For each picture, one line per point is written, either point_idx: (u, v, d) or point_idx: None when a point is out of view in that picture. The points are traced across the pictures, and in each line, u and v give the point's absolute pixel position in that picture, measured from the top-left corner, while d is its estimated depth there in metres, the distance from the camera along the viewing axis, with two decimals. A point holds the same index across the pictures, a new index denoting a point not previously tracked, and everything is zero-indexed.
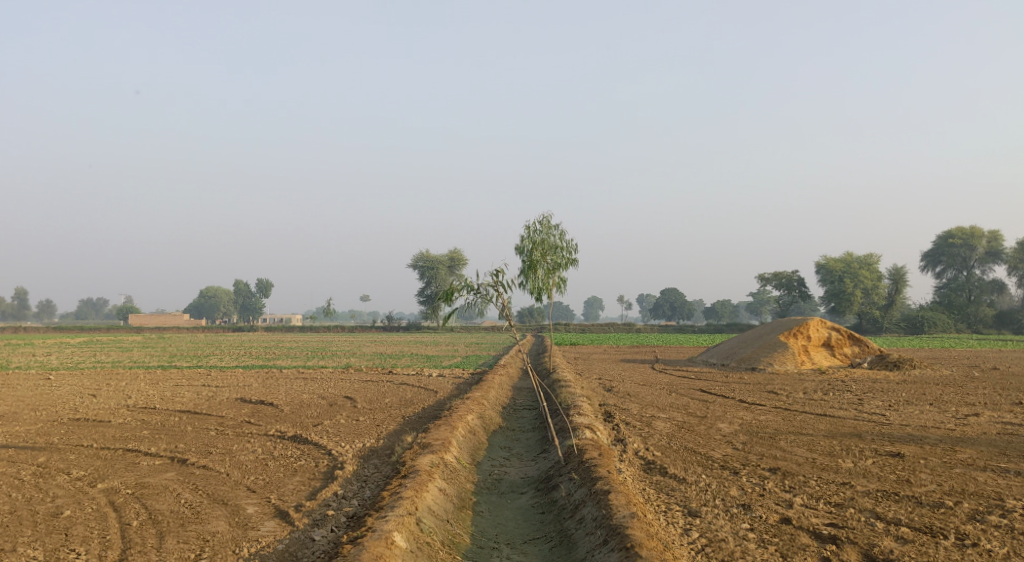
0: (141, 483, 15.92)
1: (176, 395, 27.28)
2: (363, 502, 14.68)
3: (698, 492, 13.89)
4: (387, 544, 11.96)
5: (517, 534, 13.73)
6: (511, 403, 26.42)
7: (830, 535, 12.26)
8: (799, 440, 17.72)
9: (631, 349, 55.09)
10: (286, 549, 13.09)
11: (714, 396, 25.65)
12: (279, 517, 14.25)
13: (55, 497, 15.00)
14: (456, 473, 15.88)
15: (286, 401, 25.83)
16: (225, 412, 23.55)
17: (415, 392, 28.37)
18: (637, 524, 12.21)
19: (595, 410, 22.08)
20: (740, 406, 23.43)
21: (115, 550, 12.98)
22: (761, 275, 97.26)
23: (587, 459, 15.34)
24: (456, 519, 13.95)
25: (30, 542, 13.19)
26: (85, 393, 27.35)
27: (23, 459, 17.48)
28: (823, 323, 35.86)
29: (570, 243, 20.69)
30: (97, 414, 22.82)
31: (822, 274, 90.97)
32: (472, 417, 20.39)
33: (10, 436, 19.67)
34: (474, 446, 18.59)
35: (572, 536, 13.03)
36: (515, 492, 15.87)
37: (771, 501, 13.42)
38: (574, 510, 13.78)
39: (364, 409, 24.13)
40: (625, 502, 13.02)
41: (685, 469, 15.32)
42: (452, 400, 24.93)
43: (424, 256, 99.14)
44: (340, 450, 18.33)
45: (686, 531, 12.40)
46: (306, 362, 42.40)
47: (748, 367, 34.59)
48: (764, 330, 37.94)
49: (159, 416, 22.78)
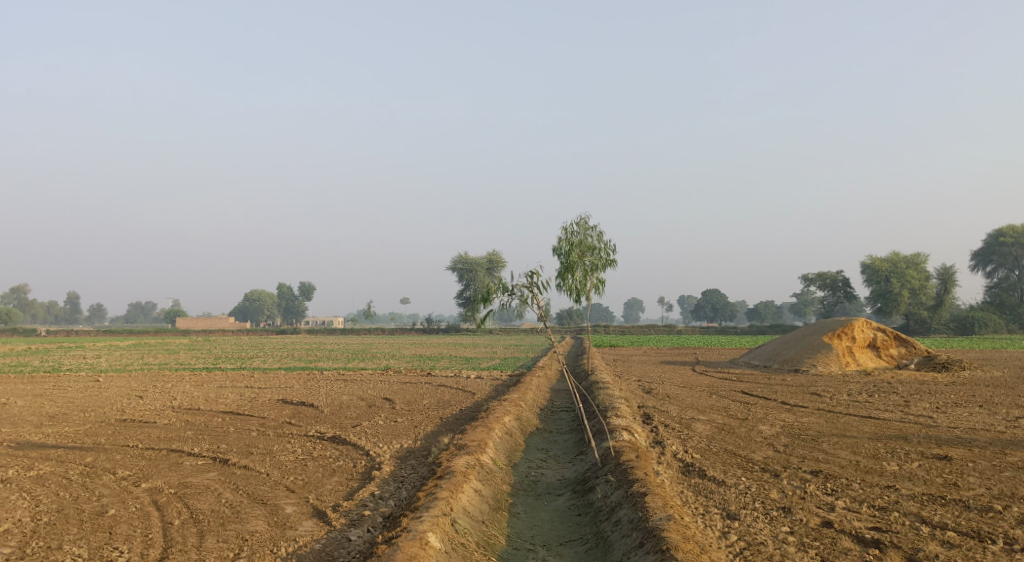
0: (184, 482, 16.07)
1: (220, 396, 27.56)
2: (400, 503, 14.65)
3: (737, 494, 13.65)
4: (421, 544, 11.91)
5: (553, 536, 13.61)
6: (550, 404, 26.31)
7: (873, 539, 11.96)
8: (842, 442, 17.35)
9: (672, 351, 54.62)
10: (323, 549, 13.09)
11: (755, 397, 25.33)
12: (317, 517, 14.29)
13: (100, 496, 15.19)
14: (493, 474, 15.80)
15: (327, 402, 25.97)
16: (267, 413, 23.73)
17: (453, 394, 28.38)
18: (674, 526, 12.02)
19: (634, 412, 21.89)
20: (783, 408, 23.06)
21: (157, 548, 13.09)
22: (805, 275, 96.08)
23: (624, 460, 15.19)
24: (492, 520, 13.86)
25: (75, 539, 13.34)
26: (132, 395, 27.78)
27: (71, 459, 17.74)
28: (868, 324, 35.19)
29: (608, 243, 20.45)
30: (143, 415, 23.13)
31: (868, 274, 89.58)
32: (510, 419, 20.34)
33: (58, 436, 19.98)
34: (512, 447, 18.52)
35: (608, 538, 12.87)
36: (552, 494, 15.75)
37: (813, 504, 13.14)
38: (610, 512, 13.62)
39: (403, 410, 24.17)
40: (662, 504, 12.83)
41: (724, 472, 15.06)
42: (491, 401, 24.89)
43: (462, 258, 99.34)
44: (378, 451, 18.36)
45: (725, 534, 12.18)
46: (347, 364, 42.71)
47: (791, 368, 34.09)
48: (807, 331, 37.39)
49: (203, 416, 23.04)
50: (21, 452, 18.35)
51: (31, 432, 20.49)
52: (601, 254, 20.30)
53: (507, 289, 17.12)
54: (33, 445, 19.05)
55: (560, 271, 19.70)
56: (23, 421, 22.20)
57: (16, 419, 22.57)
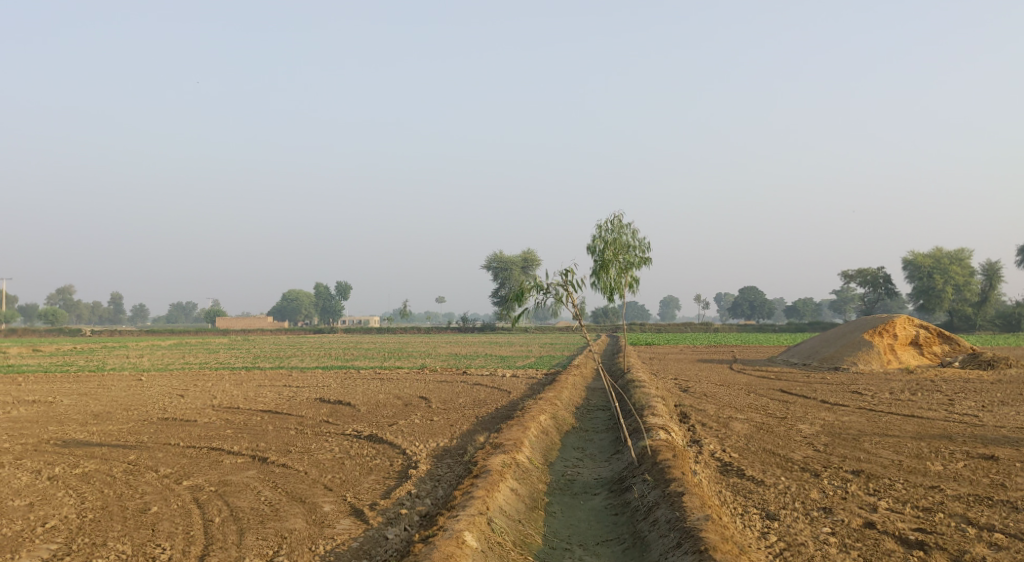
0: (224, 480, 16.20)
1: (259, 395, 27.75)
2: (436, 502, 14.64)
3: (776, 494, 13.46)
4: (457, 543, 11.87)
5: (590, 535, 13.51)
6: (585, 403, 26.20)
7: (917, 541, 11.72)
8: (884, 441, 17.06)
9: (710, 349, 54.08)
10: (361, 547, 13.12)
11: (794, 396, 25.01)
12: (354, 515, 14.33)
13: (143, 494, 15.37)
14: (528, 473, 15.75)
15: (363, 401, 26.08)
16: (305, 412, 23.86)
17: (489, 393, 28.34)
18: (712, 526, 11.87)
19: (670, 411, 21.70)
20: (823, 406, 22.75)
21: (198, 545, 13.21)
22: (845, 272, 94.86)
23: (661, 460, 15.04)
24: (528, 519, 13.80)
25: (120, 536, 13.50)
26: (174, 394, 28.13)
27: (115, 457, 17.99)
28: (910, 321, 34.60)
29: (643, 241, 20.30)
30: (185, 414, 23.39)
31: (910, 270, 88.18)
32: (545, 418, 20.26)
33: (103, 435, 20.25)
34: (547, 446, 18.45)
35: (645, 538, 12.76)
36: (588, 493, 15.65)
37: (854, 505, 12.91)
38: (647, 512, 13.50)
39: (439, 409, 24.19)
40: (700, 504, 12.68)
41: (763, 471, 14.86)
42: (526, 400, 24.86)
43: (497, 256, 99.14)
44: (414, 449, 18.39)
45: (764, 535, 12.00)
46: (383, 363, 42.99)
47: (831, 366, 33.63)
48: (847, 328, 36.87)
49: (242, 415, 23.24)
50: (67, 450, 18.64)
51: (76, 431, 20.79)
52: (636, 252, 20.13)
53: (541, 288, 17.05)
54: (78, 443, 19.34)
55: (595, 269, 19.53)
56: (68, 420, 22.54)
57: (62, 418, 22.91)
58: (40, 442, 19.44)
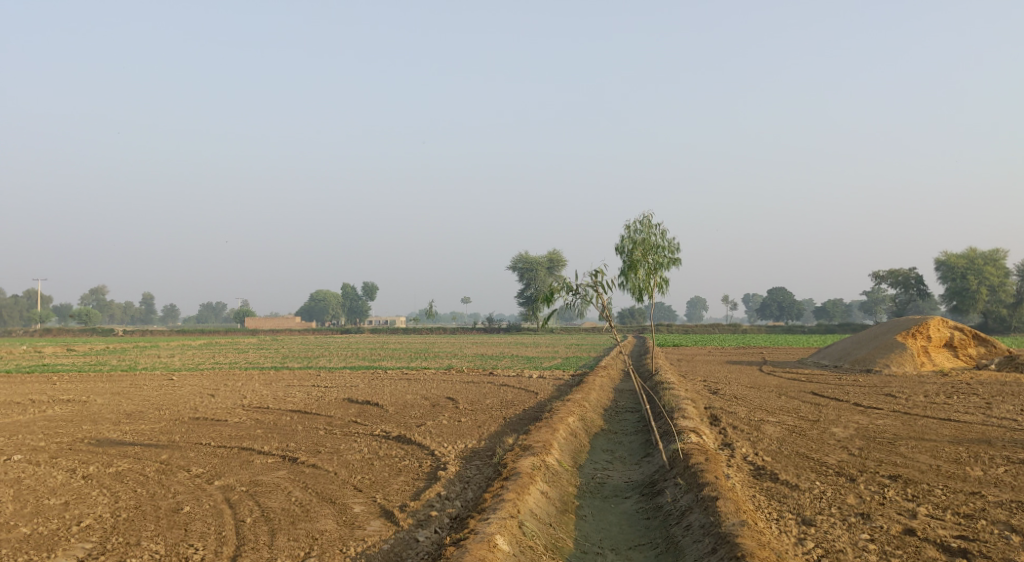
0: (255, 480, 16.24)
1: (288, 395, 27.87)
2: (466, 504, 14.59)
3: (812, 499, 13.25)
4: (489, 547, 11.79)
5: (622, 540, 13.37)
6: (614, 404, 26.06)
7: (959, 548, 11.48)
8: (921, 445, 16.78)
9: (738, 350, 53.61)
10: (392, 549, 13.07)
11: (827, 398, 24.68)
12: (384, 517, 14.29)
13: (176, 493, 15.45)
14: (558, 475, 15.64)
15: (391, 401, 26.09)
16: (333, 412, 23.92)
17: (516, 394, 28.28)
18: (748, 532, 11.70)
19: (701, 413, 21.50)
20: (856, 409, 22.40)
21: (230, 546, 13.23)
22: (876, 272, 93.80)
23: (693, 463, 14.86)
24: (559, 523, 13.67)
25: (153, 536, 13.55)
26: (205, 393, 28.35)
27: (148, 456, 18.09)
28: (945, 323, 34.01)
29: (673, 241, 20.07)
30: (216, 413, 23.54)
31: (943, 270, 86.88)
32: (574, 419, 20.17)
33: (135, 434, 20.43)
34: (576, 448, 18.35)
35: (679, 543, 12.61)
36: (619, 497, 15.51)
37: (892, 511, 12.68)
38: (680, 517, 13.35)
39: (466, 410, 24.16)
40: (735, 509, 12.50)
41: (798, 476, 14.64)
42: (554, 401, 24.78)
43: (522, 257, 99.20)
44: (443, 451, 18.34)
45: (801, 541, 11.81)
46: (410, 363, 43.05)
47: (863, 368, 33.26)
48: (879, 330, 36.39)
49: (272, 415, 23.33)
50: (101, 449, 18.76)
51: (109, 430, 20.95)
52: (665, 252, 19.93)
53: (570, 288, 16.84)
54: (111, 443, 19.46)
55: (624, 269, 19.37)
56: (102, 419, 22.75)
57: (95, 416, 23.19)
58: (74, 441, 19.62)
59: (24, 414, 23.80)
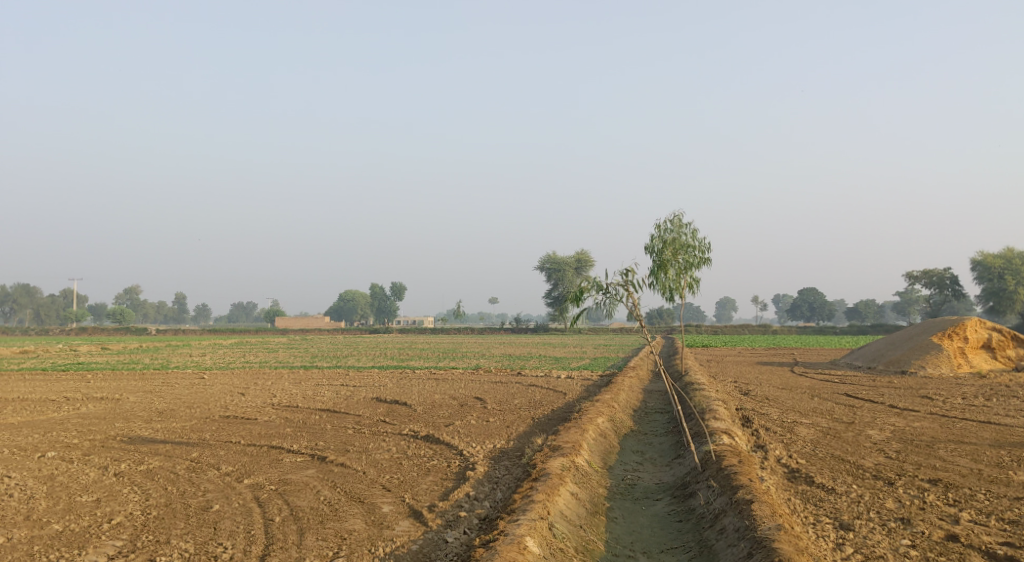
0: (284, 479, 16.18)
1: (317, 394, 27.84)
2: (495, 505, 14.45)
3: (849, 503, 12.95)
4: (519, 549, 11.61)
5: (654, 542, 13.16)
6: (643, 405, 25.77)
7: (1005, 556, 11.16)
8: (960, 449, 16.38)
9: (769, 351, 52.99)
10: (421, 550, 12.95)
11: (862, 400, 24.25)
12: (413, 517, 14.16)
13: (205, 491, 15.43)
14: (588, 477, 15.43)
15: (419, 400, 25.97)
16: (362, 411, 23.86)
17: (545, 394, 28.08)
18: (785, 536, 11.44)
19: (733, 415, 21.20)
20: (892, 411, 21.97)
21: (258, 545, 13.15)
22: (910, 272, 92.50)
23: (726, 465, 14.61)
24: (589, 524, 13.47)
25: (182, 534, 13.51)
26: (235, 391, 28.41)
27: (179, 454, 18.11)
28: (982, 323, 33.39)
29: (704, 241, 19.74)
30: (246, 412, 23.54)
31: (979, 270, 85.41)
32: (603, 419, 19.96)
33: (166, 431, 20.49)
34: (606, 449, 18.14)
35: (712, 547, 12.37)
36: (650, 499, 15.28)
37: (934, 516, 12.36)
38: (713, 519, 13.12)
39: (495, 410, 23.99)
40: (771, 512, 12.24)
41: (834, 479, 14.33)
42: (583, 402, 24.55)
43: (550, 257, 98.77)
44: (471, 451, 18.19)
45: (840, 546, 11.53)
46: (439, 363, 42.95)
47: (898, 369, 32.69)
48: (915, 330, 35.77)
49: (301, 414, 23.29)
50: (133, 447, 18.81)
51: (141, 428, 21.01)
52: (696, 252, 19.61)
53: (599, 286, 16.58)
54: (143, 441, 19.51)
55: (654, 269, 19.09)
56: (134, 417, 22.81)
57: (127, 414, 23.26)
58: (107, 439, 19.71)
59: (58, 412, 23.95)
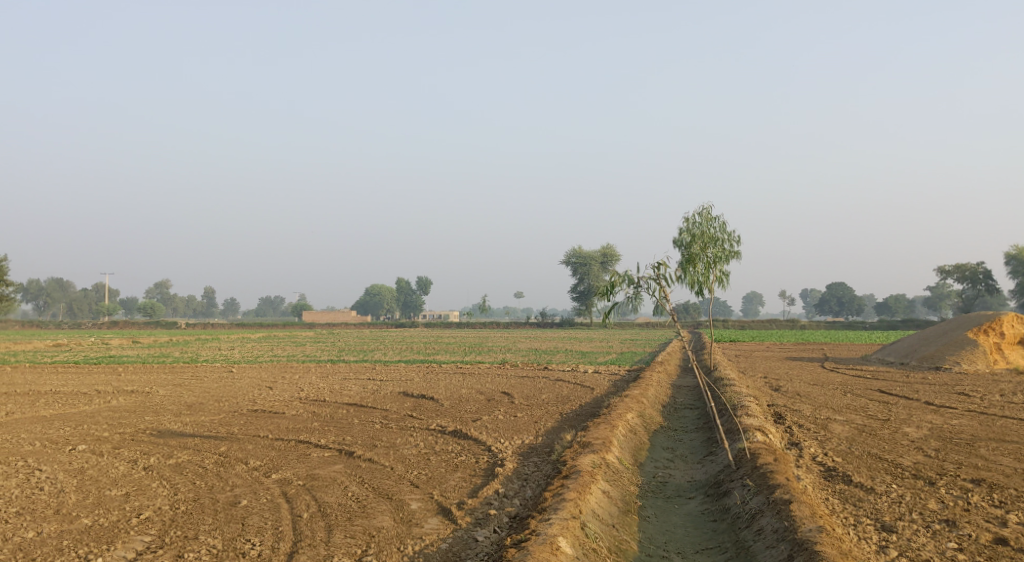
0: (312, 474, 16.08)
1: (344, 388, 27.81)
2: (525, 502, 14.24)
3: (890, 503, 12.62)
4: (552, 550, 11.40)
5: (688, 543, 12.89)
6: (671, 401, 25.48)
7: None
8: (1002, 448, 15.96)
9: (798, 347, 52.46)
10: (450, 549, 12.77)
11: (896, 397, 23.75)
12: (441, 514, 13.98)
13: (234, 486, 15.34)
14: (619, 474, 15.16)
15: (446, 395, 25.82)
16: (389, 405, 23.79)
17: (572, 389, 27.78)
18: (827, 538, 11.16)
19: (765, 411, 20.84)
20: (929, 408, 21.46)
21: (287, 541, 13.03)
22: (941, 268, 91.25)
23: (761, 464, 14.29)
24: (622, 524, 13.22)
25: (210, 530, 13.41)
26: (262, 385, 28.40)
27: (207, 448, 18.08)
28: (1020, 319, 32.70)
29: (732, 234, 19.42)
30: (274, 405, 23.51)
31: (1013, 266, 83.99)
32: (632, 415, 19.68)
33: (195, 425, 20.48)
34: (636, 446, 17.87)
35: (750, 548, 12.08)
36: (683, 497, 15.02)
37: (980, 518, 11.99)
38: (750, 519, 12.82)
39: (523, 405, 23.76)
40: (811, 513, 11.95)
41: (872, 478, 14.00)
42: (611, 397, 24.28)
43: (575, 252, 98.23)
44: (500, 447, 17.97)
45: (884, 549, 11.22)
46: (465, 358, 42.86)
47: (932, 365, 32.15)
48: (950, 325, 35.15)
49: (329, 408, 23.21)
50: (162, 440, 18.79)
51: (170, 421, 21.03)
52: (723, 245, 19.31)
53: (629, 280, 16.23)
54: (172, 434, 19.51)
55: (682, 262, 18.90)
56: (163, 410, 22.84)
57: (157, 407, 23.30)
58: (137, 432, 19.72)
59: (89, 405, 24.04)
